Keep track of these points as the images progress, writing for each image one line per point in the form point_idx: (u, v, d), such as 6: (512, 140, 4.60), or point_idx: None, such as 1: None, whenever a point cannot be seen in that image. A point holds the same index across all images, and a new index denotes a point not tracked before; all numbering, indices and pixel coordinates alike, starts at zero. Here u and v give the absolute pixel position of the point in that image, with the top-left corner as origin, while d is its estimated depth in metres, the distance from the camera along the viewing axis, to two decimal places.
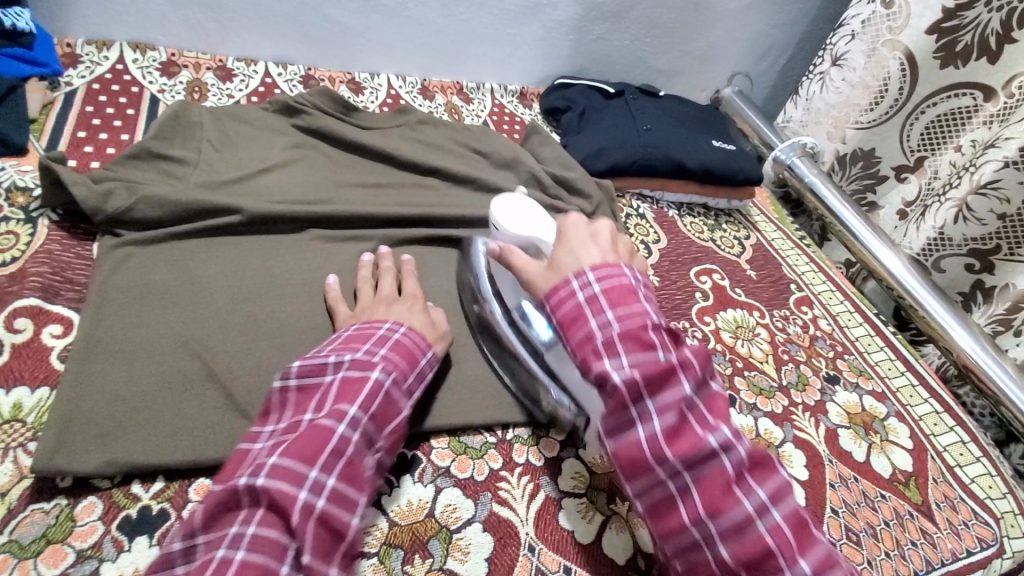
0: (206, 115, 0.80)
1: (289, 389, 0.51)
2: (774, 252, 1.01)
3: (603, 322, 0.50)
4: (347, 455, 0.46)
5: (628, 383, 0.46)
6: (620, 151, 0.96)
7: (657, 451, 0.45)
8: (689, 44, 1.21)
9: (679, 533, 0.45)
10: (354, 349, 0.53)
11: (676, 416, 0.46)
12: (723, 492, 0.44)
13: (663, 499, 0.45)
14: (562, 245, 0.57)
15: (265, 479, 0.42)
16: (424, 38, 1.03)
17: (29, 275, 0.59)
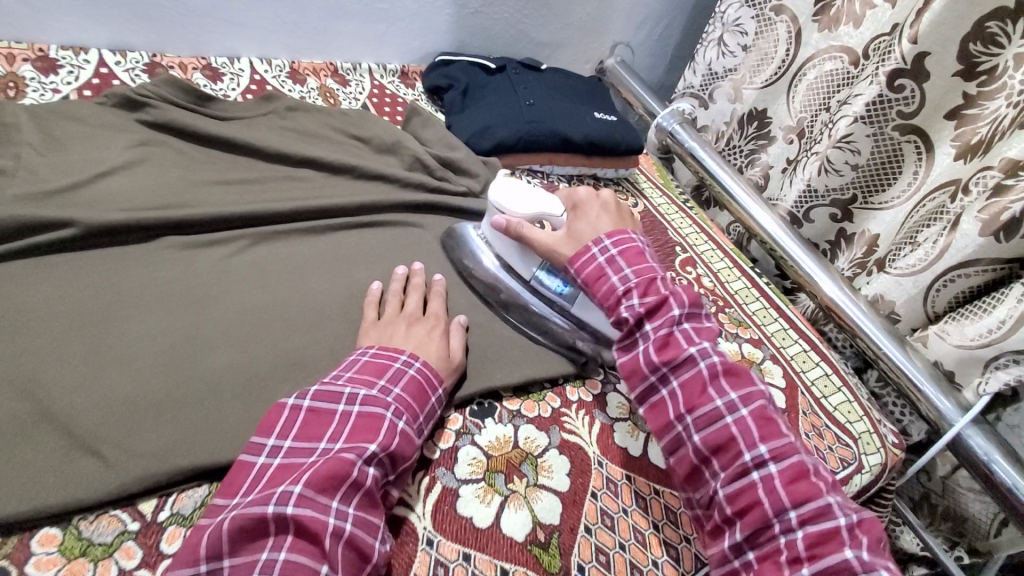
0: (24, 114, 0.70)
1: (301, 409, 0.52)
2: (660, 216, 1.06)
3: (620, 278, 0.63)
4: (366, 487, 0.48)
5: (633, 314, 0.61)
6: (504, 128, 0.94)
7: (650, 362, 0.60)
8: (570, 15, 1.21)
9: (667, 427, 0.59)
10: (370, 382, 0.54)
11: (668, 340, 0.60)
12: (699, 392, 0.58)
13: (656, 398, 0.60)
14: (579, 218, 0.70)
15: (293, 507, 0.44)
16: (286, 17, 0.95)
17: None
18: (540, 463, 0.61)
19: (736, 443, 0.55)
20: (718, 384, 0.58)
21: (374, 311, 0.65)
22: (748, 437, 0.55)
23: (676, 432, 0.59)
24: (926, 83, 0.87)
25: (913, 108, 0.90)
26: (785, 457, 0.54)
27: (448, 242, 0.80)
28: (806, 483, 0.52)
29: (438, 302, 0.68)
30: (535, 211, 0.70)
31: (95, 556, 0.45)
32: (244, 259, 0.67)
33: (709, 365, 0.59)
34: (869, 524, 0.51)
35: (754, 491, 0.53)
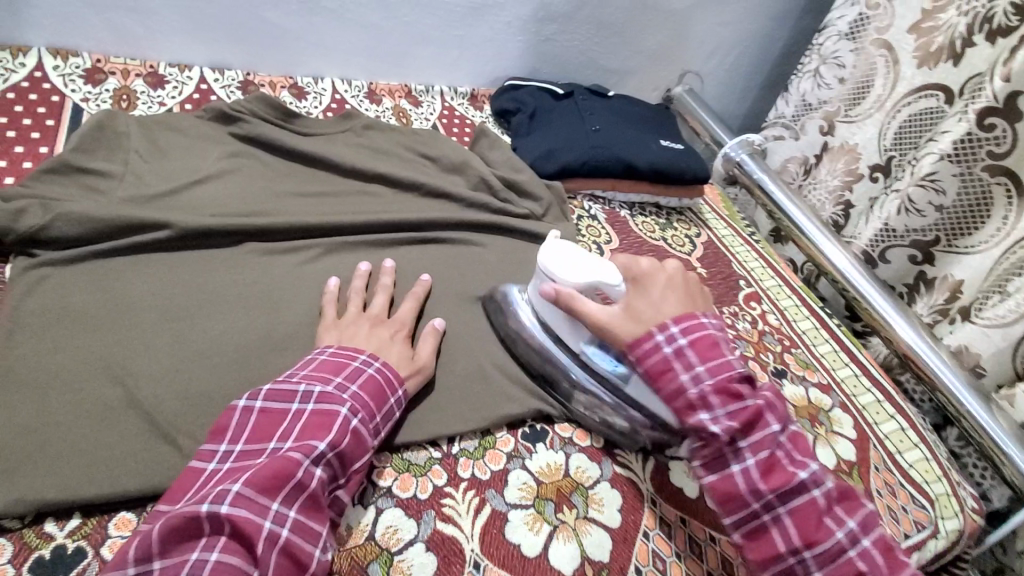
0: (133, 124, 0.76)
1: (253, 410, 0.51)
2: (725, 248, 1.03)
3: (694, 377, 0.56)
4: (311, 490, 0.47)
5: (726, 431, 0.54)
6: (569, 152, 0.95)
7: (748, 484, 0.53)
8: (640, 43, 1.22)
9: (774, 560, 0.52)
10: (326, 379, 0.53)
11: (771, 461, 0.53)
12: (815, 525, 0.52)
13: (756, 525, 0.53)
14: (638, 294, 0.61)
15: (229, 506, 0.43)
16: (369, 41, 1.00)
17: None
18: (590, 495, 0.60)
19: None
20: (831, 510, 0.53)
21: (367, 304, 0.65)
22: (876, 573, 0.51)
23: (788, 564, 0.52)
24: (1019, 121, 0.82)
25: (1005, 148, 0.85)
26: None
27: (507, 263, 0.81)
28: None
29: (410, 309, 0.66)
30: (587, 280, 0.63)
31: None
32: (315, 267, 0.70)
33: (818, 488, 0.53)
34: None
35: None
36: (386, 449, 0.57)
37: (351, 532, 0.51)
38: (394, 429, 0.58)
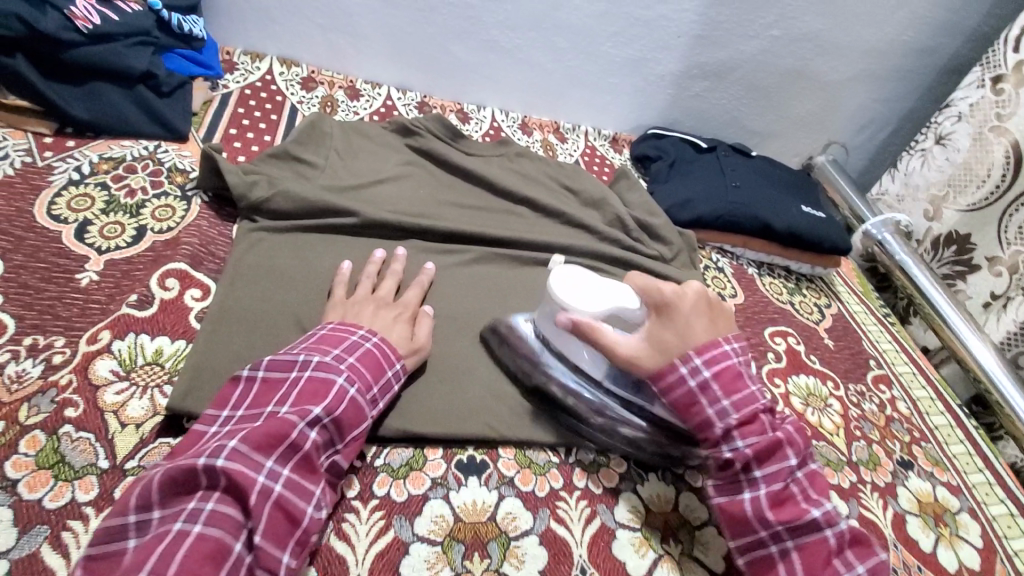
0: (335, 127, 0.90)
1: (256, 379, 0.52)
2: (856, 324, 0.99)
3: (719, 413, 0.56)
4: (306, 451, 0.47)
5: (743, 459, 0.54)
6: (706, 204, 0.97)
7: (760, 513, 0.53)
8: (788, 110, 1.23)
9: None
10: (325, 350, 0.54)
11: (782, 493, 0.54)
12: (823, 562, 0.51)
13: (764, 557, 0.53)
14: (667, 325, 0.59)
15: (224, 460, 0.44)
16: (532, 79, 1.10)
17: (181, 243, 0.66)
18: (697, 534, 0.60)
19: None
20: (841, 552, 0.52)
21: (377, 288, 0.66)
22: None
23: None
24: None
25: None
26: None
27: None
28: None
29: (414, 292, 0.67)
30: (604, 306, 0.61)
31: None
32: (469, 271, 0.78)
33: (832, 529, 0.52)
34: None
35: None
36: (513, 444, 0.61)
37: (476, 508, 0.55)
38: (523, 429, 0.62)
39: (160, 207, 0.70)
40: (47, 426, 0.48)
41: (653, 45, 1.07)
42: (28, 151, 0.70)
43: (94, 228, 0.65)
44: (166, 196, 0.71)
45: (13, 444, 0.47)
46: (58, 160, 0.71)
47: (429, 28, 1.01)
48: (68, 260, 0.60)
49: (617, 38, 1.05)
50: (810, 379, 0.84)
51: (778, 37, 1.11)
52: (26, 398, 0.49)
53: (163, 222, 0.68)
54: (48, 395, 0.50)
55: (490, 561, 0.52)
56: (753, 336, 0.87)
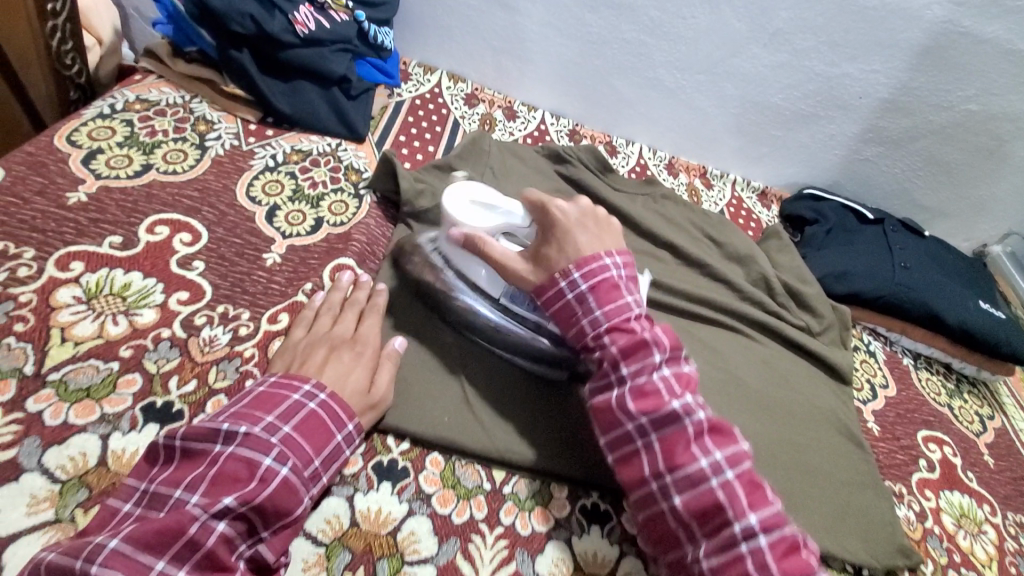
0: (493, 146, 0.92)
1: (174, 448, 0.45)
2: (1020, 444, 0.87)
3: (589, 315, 0.56)
4: (207, 548, 0.41)
5: (608, 357, 0.54)
6: (867, 281, 0.89)
7: (625, 412, 0.52)
8: (969, 190, 1.11)
9: (640, 486, 0.52)
10: (255, 419, 0.46)
11: (646, 387, 0.53)
12: (682, 449, 0.51)
13: (631, 455, 0.53)
14: (551, 242, 0.58)
15: (100, 567, 0.37)
16: (688, 122, 1.07)
17: (352, 239, 0.70)
18: None
19: (722, 512, 0.49)
20: (700, 439, 0.52)
21: (335, 322, 0.58)
22: (736, 505, 0.49)
23: (649, 490, 0.51)
24: None
25: None
26: (776, 531, 0.48)
27: (774, 383, 0.76)
28: (798, 554, 0.48)
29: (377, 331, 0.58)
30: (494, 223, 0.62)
31: (460, 493, 0.54)
32: None
33: (691, 418, 0.51)
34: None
35: (742, 567, 0.47)
36: None
37: (596, 560, 0.54)
38: None
39: (336, 202, 0.75)
40: (228, 393, 0.53)
41: (828, 103, 1.01)
42: (236, 135, 0.78)
43: (281, 214, 0.71)
44: (342, 192, 0.77)
45: (201, 404, 0.51)
46: (259, 146, 0.78)
47: (596, 61, 1.03)
48: (259, 241, 0.66)
49: (790, 92, 1.01)
50: (964, 498, 0.75)
51: (973, 112, 1.01)
52: (215, 361, 0.54)
53: (337, 216, 0.73)
54: (233, 363, 0.55)
55: None
56: (904, 436, 0.78)
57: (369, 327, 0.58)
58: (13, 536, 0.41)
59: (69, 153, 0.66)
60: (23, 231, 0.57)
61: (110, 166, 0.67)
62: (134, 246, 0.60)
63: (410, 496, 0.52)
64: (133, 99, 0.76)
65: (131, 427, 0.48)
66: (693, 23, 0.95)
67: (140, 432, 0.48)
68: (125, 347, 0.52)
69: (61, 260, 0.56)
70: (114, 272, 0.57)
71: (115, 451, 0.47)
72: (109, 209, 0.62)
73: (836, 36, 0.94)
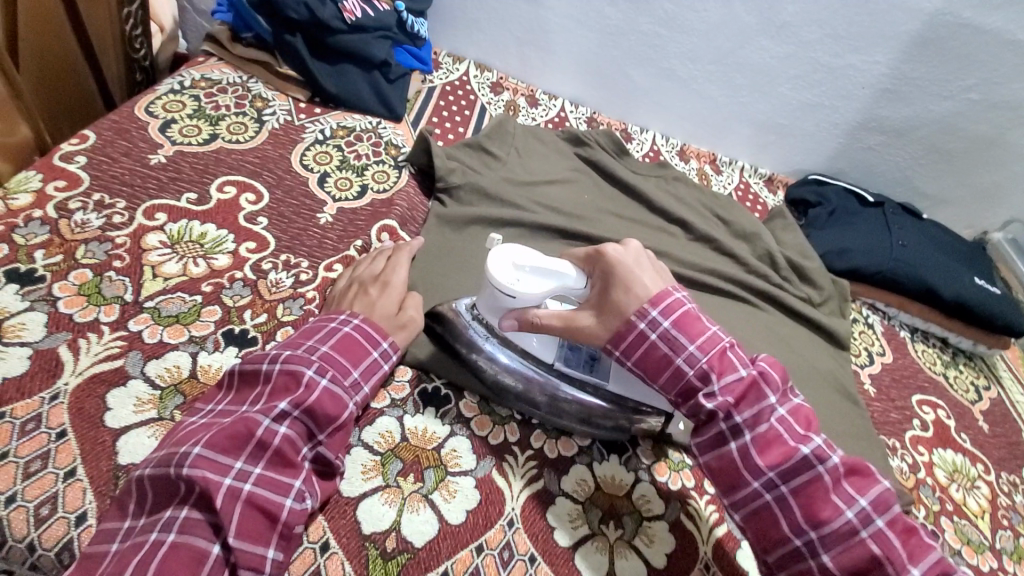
0: (518, 129, 0.99)
1: (234, 373, 0.52)
2: (1015, 413, 0.92)
3: (689, 360, 0.53)
4: (274, 447, 0.48)
5: (720, 407, 0.51)
6: (866, 257, 0.95)
7: (752, 467, 0.50)
8: (970, 178, 1.16)
9: (782, 545, 0.50)
10: (298, 343, 0.54)
11: (769, 436, 0.51)
12: (823, 502, 0.49)
13: (765, 515, 0.50)
14: (613, 284, 0.55)
15: (190, 467, 0.44)
16: (700, 111, 1.14)
17: (394, 204, 0.78)
18: None
19: (881, 566, 0.47)
20: (839, 486, 0.49)
21: (366, 267, 0.65)
22: (895, 558, 0.47)
23: (796, 550, 0.49)
24: None
25: None
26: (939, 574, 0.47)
27: (771, 344, 0.82)
28: (830, 505, 0.48)
29: (402, 268, 0.65)
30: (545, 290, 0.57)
31: (494, 420, 0.61)
32: None
33: (824, 464, 0.49)
34: (942, 562, 0.48)
35: None
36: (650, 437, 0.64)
37: (614, 481, 0.60)
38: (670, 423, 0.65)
39: (379, 172, 0.83)
40: (295, 325, 0.61)
41: (833, 93, 1.08)
42: (289, 112, 0.86)
43: (331, 180, 0.78)
44: (384, 164, 0.84)
45: (272, 333, 0.59)
46: (309, 122, 0.86)
47: (614, 52, 1.10)
48: (312, 202, 0.74)
49: (797, 82, 1.07)
50: (957, 455, 0.80)
51: (973, 101, 1.06)
52: (282, 300, 0.62)
53: (380, 183, 0.81)
54: (298, 301, 0.63)
55: (624, 531, 0.57)
56: (899, 399, 0.84)
57: (396, 266, 0.65)
58: (127, 428, 0.50)
59: (148, 122, 0.75)
60: (116, 185, 0.67)
61: (183, 134, 0.75)
62: (207, 202, 0.69)
63: (451, 419, 0.60)
64: (199, 78, 0.85)
65: (215, 347, 0.57)
66: (706, 16, 1.02)
67: (222, 351, 0.57)
68: (206, 283, 0.61)
69: (148, 210, 0.65)
70: (192, 223, 0.66)
71: (204, 366, 0.55)
72: (183, 169, 0.71)
73: (840, 29, 1.00)
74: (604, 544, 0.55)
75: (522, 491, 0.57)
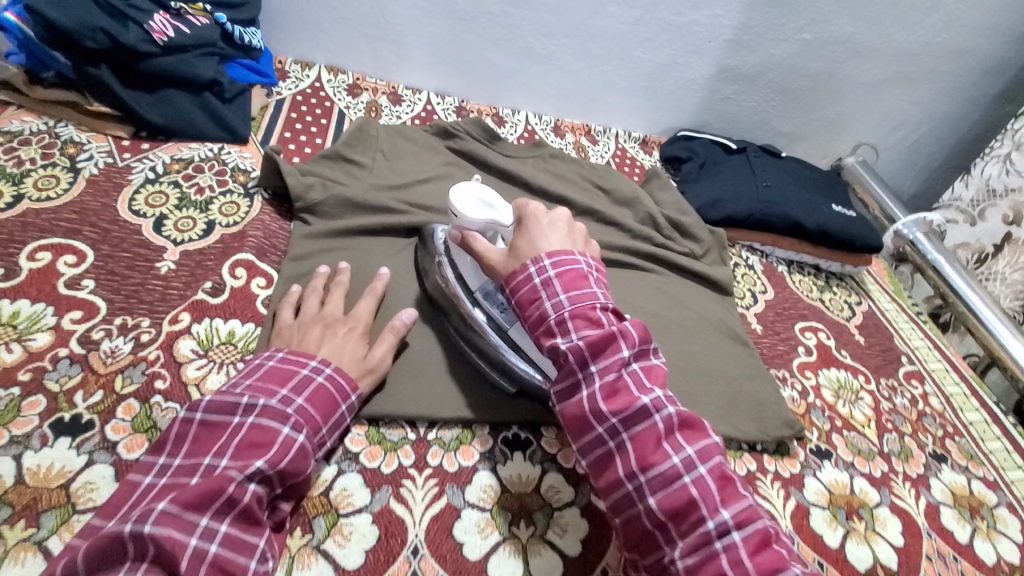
0: (381, 131, 0.94)
1: (192, 422, 0.49)
2: (887, 322, 1.00)
3: (555, 304, 0.55)
4: (243, 505, 0.44)
5: (573, 350, 0.52)
6: (736, 203, 1.00)
7: (594, 408, 0.51)
8: (818, 111, 1.25)
9: (616, 488, 0.49)
10: (270, 391, 0.51)
11: (615, 384, 0.51)
12: (653, 446, 0.49)
13: (603, 454, 0.50)
14: (524, 234, 0.62)
15: (152, 526, 0.40)
16: (565, 84, 1.14)
17: (247, 236, 0.72)
18: (875, 514, 0.68)
19: (696, 509, 0.46)
20: (671, 435, 0.50)
21: (323, 302, 0.64)
22: (708, 500, 0.47)
23: (626, 492, 0.49)
24: None
25: None
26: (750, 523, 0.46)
27: (663, 304, 0.84)
28: (662, 457, 0.48)
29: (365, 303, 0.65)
30: (485, 219, 0.66)
31: (386, 447, 0.59)
32: None
33: (660, 413, 0.50)
34: (753, 511, 0.47)
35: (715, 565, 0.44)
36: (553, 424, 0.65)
37: (521, 480, 0.59)
38: None
39: (226, 203, 0.76)
40: (139, 396, 0.54)
41: (684, 50, 1.11)
42: (109, 153, 0.77)
43: (169, 222, 0.71)
44: (231, 193, 0.77)
45: (111, 411, 0.53)
46: (136, 161, 0.77)
47: (468, 37, 1.07)
48: (149, 251, 0.66)
49: (648, 44, 1.09)
50: (835, 372, 0.85)
51: (807, 40, 1.13)
52: (120, 370, 0.55)
53: (229, 216, 0.74)
54: (139, 367, 0.56)
55: (537, 528, 0.56)
56: (783, 331, 0.89)
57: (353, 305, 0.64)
58: None
59: None
60: None
61: None
62: (17, 274, 0.60)
63: (338, 458, 0.56)
64: None
65: (43, 443, 0.50)
66: None
67: (52, 446, 0.50)
68: (23, 370, 0.53)
69: None
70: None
71: (31, 468, 0.48)
72: None
73: None
74: (515, 547, 0.54)
75: (425, 514, 0.55)
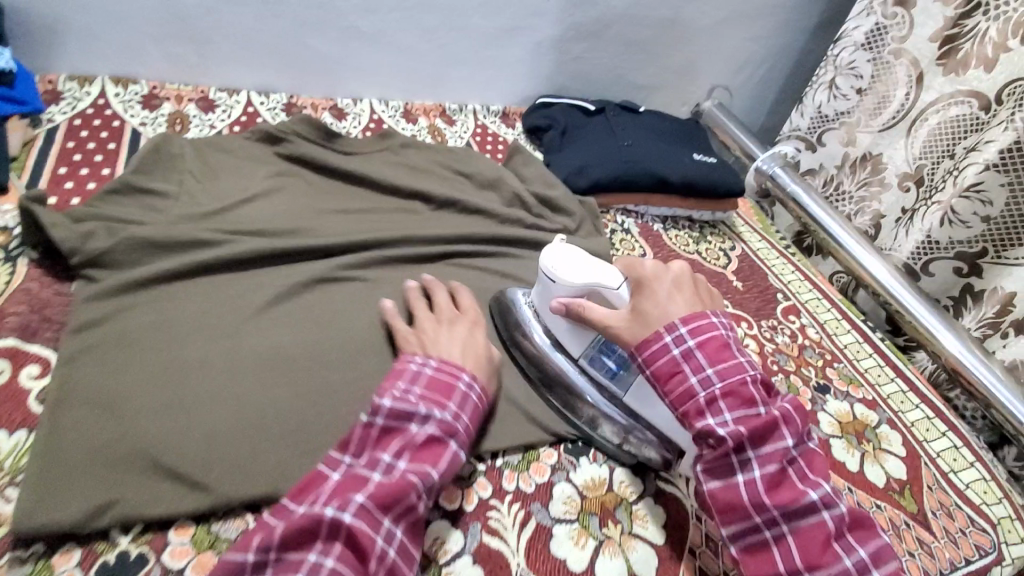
0: (188, 146, 0.79)
1: (373, 426, 0.51)
2: (760, 261, 1.02)
3: (703, 380, 0.54)
4: (416, 513, 0.48)
5: (734, 437, 0.52)
6: (602, 167, 0.96)
7: (755, 496, 0.51)
8: (668, 60, 1.24)
9: (768, 567, 0.51)
10: (441, 404, 0.54)
11: (778, 476, 0.51)
12: (821, 546, 0.50)
13: (756, 539, 0.51)
14: (644, 295, 0.59)
15: (350, 516, 0.45)
16: (404, 63, 1.03)
17: (6, 315, 0.57)
18: None
19: None
20: (840, 534, 0.51)
21: (432, 306, 0.66)
22: None
23: (778, 574, 0.50)
24: None
25: None
26: None
27: None
28: (829, 551, 0.49)
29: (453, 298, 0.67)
30: (585, 283, 0.63)
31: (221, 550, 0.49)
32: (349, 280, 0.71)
33: (827, 510, 0.51)
34: None
35: None
36: None
37: None
38: None
39: None
40: None
41: (523, 12, 1.03)
42: None
43: None
44: None
45: None
46: None
47: (278, 22, 0.92)
48: None
49: (484, 9, 1.00)
50: None
51: None
52: None
53: None
54: None
55: None
56: None
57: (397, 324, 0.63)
58: None
59: None
60: None
61: None
62: None
63: None
64: None
65: None
66: None
67: None
68: None
69: None
70: None
71: None
72: None
73: None
74: None
75: None
